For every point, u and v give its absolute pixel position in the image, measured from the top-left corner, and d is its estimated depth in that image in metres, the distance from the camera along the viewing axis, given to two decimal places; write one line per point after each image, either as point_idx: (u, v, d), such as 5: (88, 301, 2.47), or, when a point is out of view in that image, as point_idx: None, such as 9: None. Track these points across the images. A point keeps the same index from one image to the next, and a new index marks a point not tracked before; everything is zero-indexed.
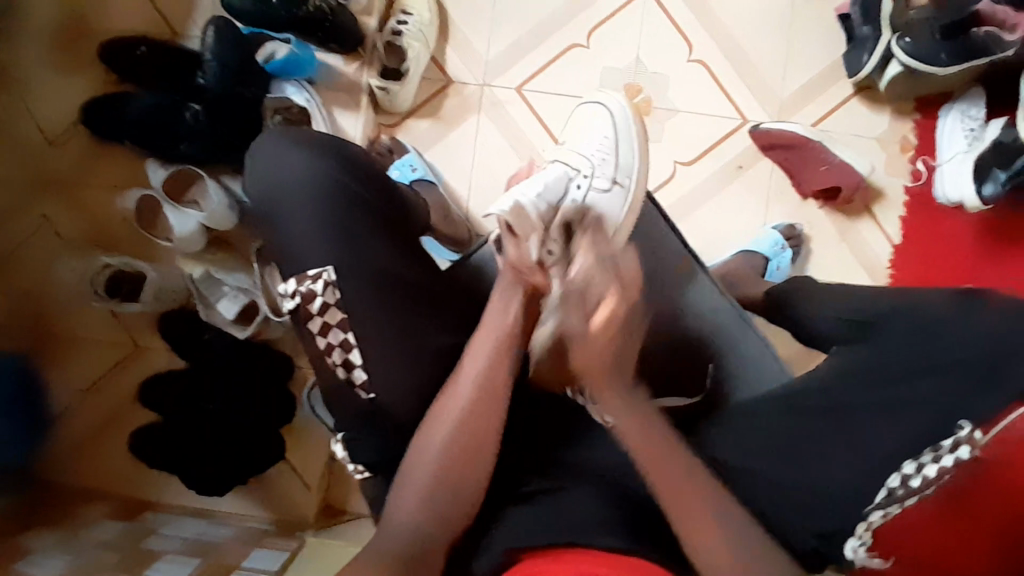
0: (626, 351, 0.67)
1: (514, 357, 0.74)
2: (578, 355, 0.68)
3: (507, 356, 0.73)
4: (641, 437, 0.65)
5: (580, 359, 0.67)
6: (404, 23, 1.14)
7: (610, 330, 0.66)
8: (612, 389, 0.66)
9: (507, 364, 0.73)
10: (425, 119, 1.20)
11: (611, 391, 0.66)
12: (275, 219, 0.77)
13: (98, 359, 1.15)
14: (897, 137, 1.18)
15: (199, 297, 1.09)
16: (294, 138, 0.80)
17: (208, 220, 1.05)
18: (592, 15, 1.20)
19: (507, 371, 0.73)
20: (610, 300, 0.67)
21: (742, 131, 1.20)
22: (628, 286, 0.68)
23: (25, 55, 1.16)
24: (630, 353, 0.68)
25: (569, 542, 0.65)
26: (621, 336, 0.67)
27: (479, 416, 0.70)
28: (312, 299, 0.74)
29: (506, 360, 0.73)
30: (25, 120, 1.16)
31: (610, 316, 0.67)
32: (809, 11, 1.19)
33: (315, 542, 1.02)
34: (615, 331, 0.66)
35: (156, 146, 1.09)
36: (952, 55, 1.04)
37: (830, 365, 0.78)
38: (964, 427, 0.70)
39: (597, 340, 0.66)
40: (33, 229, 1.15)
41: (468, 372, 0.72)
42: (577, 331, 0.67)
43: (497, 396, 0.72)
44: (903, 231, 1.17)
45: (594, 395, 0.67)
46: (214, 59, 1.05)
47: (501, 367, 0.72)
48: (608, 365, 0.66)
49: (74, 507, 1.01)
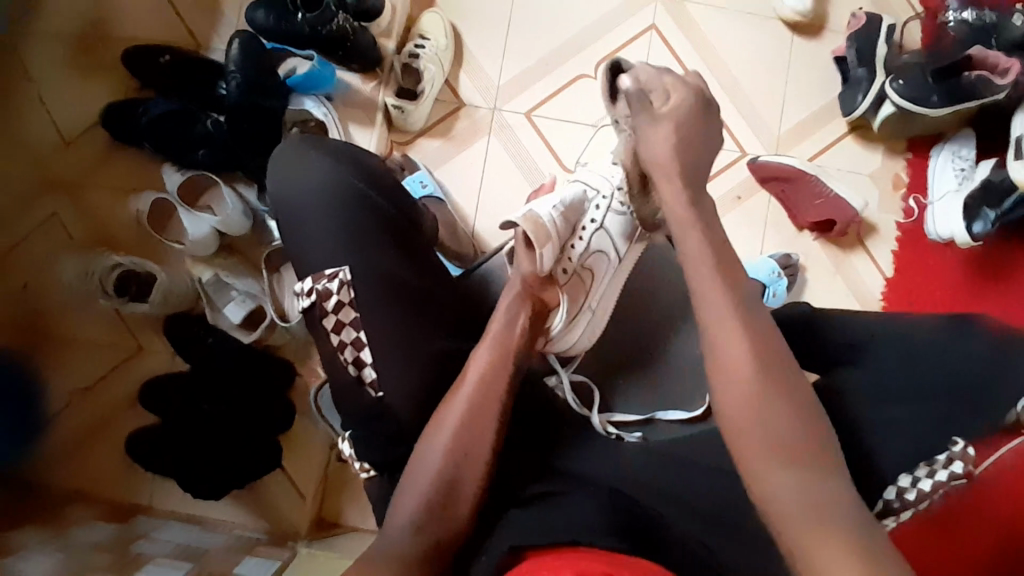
0: (688, 144, 0.77)
1: (513, 363, 0.75)
2: (646, 154, 0.78)
3: (507, 361, 0.75)
4: (706, 245, 0.73)
5: (649, 157, 0.77)
6: (421, 47, 1.19)
7: (677, 113, 0.77)
8: (680, 177, 0.76)
9: (506, 372, 0.74)
10: (436, 137, 1.23)
11: (676, 188, 0.76)
12: (293, 222, 0.80)
13: (98, 360, 1.15)
14: (889, 173, 1.23)
15: (207, 300, 1.11)
16: (314, 149, 0.83)
17: (221, 224, 1.08)
18: (600, 48, 1.25)
19: (507, 377, 0.74)
20: (671, 98, 0.78)
21: (741, 163, 1.24)
22: (686, 84, 0.79)
23: (50, 59, 1.19)
24: (695, 143, 0.77)
25: (571, 540, 0.66)
26: (683, 133, 0.77)
27: (480, 413, 0.72)
28: (328, 297, 0.76)
29: (505, 366, 0.75)
30: (43, 121, 1.18)
31: (674, 111, 0.77)
32: (805, 53, 1.25)
33: (308, 553, 1.01)
34: (678, 122, 0.77)
35: (174, 152, 1.12)
36: (942, 98, 1.10)
37: (823, 388, 0.79)
38: (958, 444, 0.72)
39: (661, 132, 0.77)
40: (43, 227, 1.16)
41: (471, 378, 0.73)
42: (646, 130, 0.77)
43: (495, 402, 0.73)
44: (894, 265, 1.21)
45: (664, 192, 0.77)
46: (237, 72, 1.06)
47: (504, 372, 0.74)
48: (677, 159, 0.76)
49: (65, 505, 1.01)
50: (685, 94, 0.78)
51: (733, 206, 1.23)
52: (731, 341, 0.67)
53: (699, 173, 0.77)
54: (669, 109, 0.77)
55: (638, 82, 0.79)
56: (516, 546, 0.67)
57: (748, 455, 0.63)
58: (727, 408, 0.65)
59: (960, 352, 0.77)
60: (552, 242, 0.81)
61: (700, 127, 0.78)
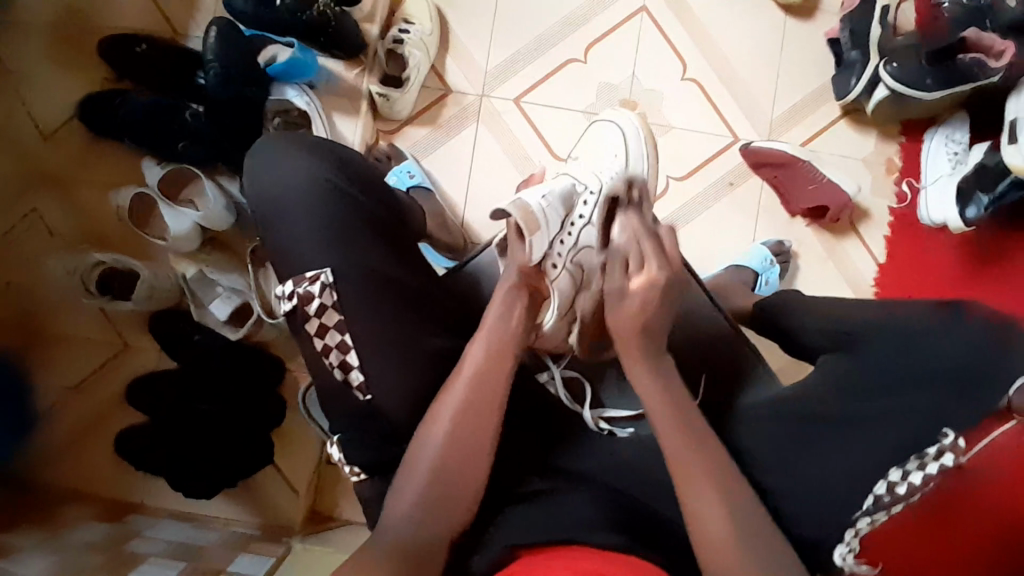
0: (659, 317, 0.71)
1: (512, 358, 0.74)
2: (611, 315, 0.72)
3: (505, 355, 0.73)
4: (669, 426, 0.68)
5: (613, 327, 0.72)
6: (406, 31, 1.16)
7: (655, 284, 0.70)
8: (643, 354, 0.71)
9: (504, 371, 0.73)
10: (423, 125, 1.21)
11: (637, 361, 0.71)
12: (275, 222, 0.78)
13: (85, 357, 1.13)
14: (883, 157, 1.22)
15: (193, 297, 1.09)
16: (297, 146, 0.80)
17: (203, 219, 1.05)
18: (590, 31, 1.22)
19: (504, 377, 0.72)
20: (649, 269, 0.71)
21: (734, 149, 1.22)
22: (668, 257, 0.72)
23: (23, 49, 1.15)
24: (659, 325, 0.71)
25: (568, 539, 0.65)
26: (652, 311, 0.71)
27: (477, 413, 0.70)
28: (309, 301, 0.74)
29: (503, 365, 0.73)
30: (19, 114, 1.15)
31: (650, 286, 0.70)
32: (800, 35, 1.23)
33: (303, 547, 1.00)
34: (649, 307, 0.70)
35: (153, 145, 1.09)
36: (937, 81, 1.08)
37: (821, 372, 0.80)
38: (948, 435, 0.71)
39: (633, 302, 0.70)
40: (23, 224, 1.13)
41: (465, 375, 0.72)
42: (616, 290, 0.72)
43: (493, 402, 0.71)
44: (887, 251, 1.21)
45: (626, 364, 0.72)
46: (215, 60, 1.04)
47: (502, 366, 0.73)
48: (637, 339, 0.71)
49: (57, 506, 1.00)
50: (664, 269, 0.71)
51: (725, 193, 1.22)
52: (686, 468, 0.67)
53: (660, 351, 0.72)
54: (650, 277, 0.70)
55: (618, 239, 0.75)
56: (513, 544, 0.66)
57: (710, 550, 0.64)
58: (696, 512, 0.65)
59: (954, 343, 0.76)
60: (543, 231, 0.78)
61: (671, 305, 0.72)
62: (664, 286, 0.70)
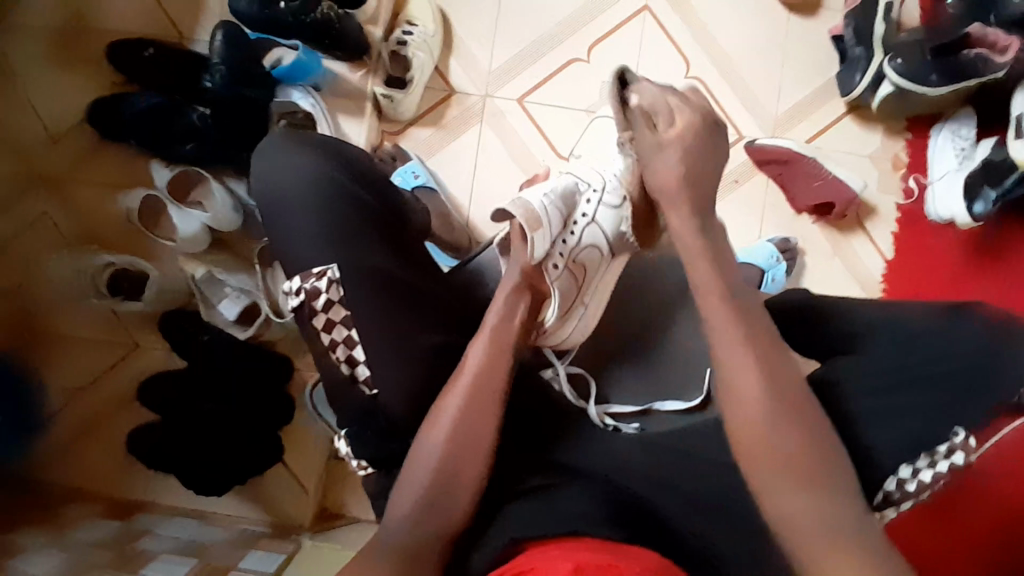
0: (699, 151, 0.76)
1: (510, 357, 0.75)
2: (653, 172, 0.76)
3: (505, 353, 0.74)
4: (710, 279, 0.71)
5: (658, 176, 0.76)
6: (409, 33, 1.17)
7: (689, 131, 0.76)
8: (688, 205, 0.74)
9: (504, 362, 0.74)
10: (428, 126, 1.21)
11: (682, 210, 0.74)
12: (279, 220, 0.79)
13: (95, 359, 1.15)
14: (889, 154, 1.21)
15: (201, 297, 1.11)
16: (299, 144, 0.81)
17: (212, 221, 1.07)
18: (593, 30, 1.22)
19: (504, 370, 0.74)
20: (680, 119, 0.77)
21: (738, 146, 1.22)
22: (693, 105, 0.79)
23: (34, 55, 1.17)
24: (703, 165, 0.76)
25: (569, 531, 0.66)
26: (693, 143, 0.76)
27: (477, 408, 0.71)
28: (317, 295, 0.75)
29: (503, 356, 0.74)
30: (30, 119, 1.17)
31: (684, 129, 0.76)
32: (804, 32, 1.22)
33: (311, 545, 1.01)
34: (688, 137, 0.76)
35: (161, 147, 1.11)
36: (942, 77, 1.07)
37: (826, 369, 0.79)
38: (959, 434, 0.72)
39: (672, 149, 0.76)
40: (33, 226, 1.15)
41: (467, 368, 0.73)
42: (652, 147, 0.77)
43: (494, 395, 0.72)
44: (895, 247, 1.20)
45: (670, 217, 0.75)
46: (221, 64, 1.08)
47: (500, 363, 0.74)
48: (683, 182, 0.75)
49: (68, 505, 1.02)
50: (694, 114, 0.77)
51: (729, 190, 1.21)
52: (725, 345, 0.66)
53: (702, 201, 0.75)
54: (682, 129, 0.76)
55: (641, 102, 0.80)
56: (515, 539, 0.66)
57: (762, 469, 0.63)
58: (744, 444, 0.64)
59: (956, 340, 0.76)
60: (545, 229, 0.81)
61: (710, 149, 0.77)
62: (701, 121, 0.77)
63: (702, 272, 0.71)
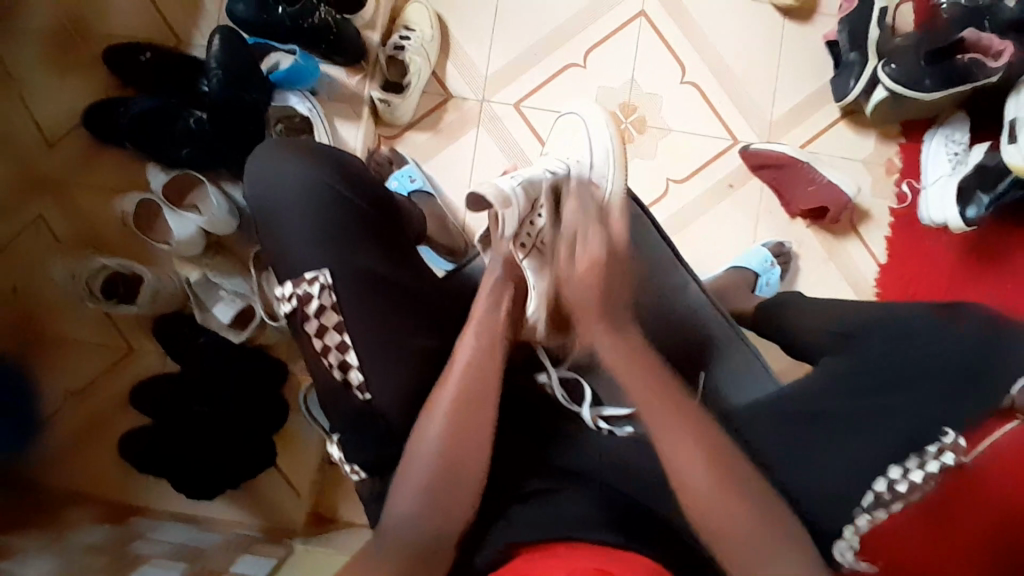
0: (613, 286, 0.71)
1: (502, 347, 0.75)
2: (568, 293, 0.72)
3: (497, 346, 0.74)
4: (643, 387, 0.68)
5: (572, 298, 0.71)
6: (406, 38, 1.18)
7: (603, 260, 0.70)
8: (606, 323, 0.70)
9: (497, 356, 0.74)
10: (424, 131, 1.22)
11: (598, 331, 0.70)
12: (273, 223, 0.79)
13: (91, 362, 1.14)
14: (882, 158, 1.22)
15: (196, 301, 1.10)
16: (292, 147, 0.81)
17: (207, 224, 1.07)
18: (590, 35, 1.23)
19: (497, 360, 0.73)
20: (592, 242, 0.71)
21: (733, 151, 1.23)
22: (610, 232, 0.73)
23: (30, 58, 1.17)
24: (615, 292, 0.71)
25: (563, 535, 0.67)
26: (607, 274, 0.70)
27: (474, 402, 0.71)
28: (308, 301, 0.75)
29: (496, 351, 0.74)
30: (27, 122, 1.17)
31: (594, 258, 0.70)
32: (799, 37, 1.23)
33: (304, 550, 1.01)
34: (598, 270, 0.70)
35: (156, 149, 1.10)
36: (936, 82, 1.08)
37: (822, 370, 0.80)
38: (949, 434, 0.73)
39: (583, 275, 0.70)
40: (28, 230, 1.15)
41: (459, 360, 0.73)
42: (566, 271, 0.72)
43: (489, 389, 0.72)
44: (888, 251, 1.21)
45: (589, 335, 0.71)
46: (218, 68, 1.04)
47: (492, 354, 0.73)
48: (599, 306, 0.70)
49: (62, 508, 1.01)
50: (604, 236, 0.72)
51: (725, 195, 1.22)
52: (669, 427, 0.66)
53: (623, 317, 0.71)
54: (596, 258, 0.71)
55: (565, 217, 0.75)
56: (511, 544, 0.68)
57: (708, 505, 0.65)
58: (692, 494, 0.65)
59: (949, 341, 0.77)
60: (514, 210, 0.74)
61: (624, 272, 0.72)
62: (606, 255, 0.70)
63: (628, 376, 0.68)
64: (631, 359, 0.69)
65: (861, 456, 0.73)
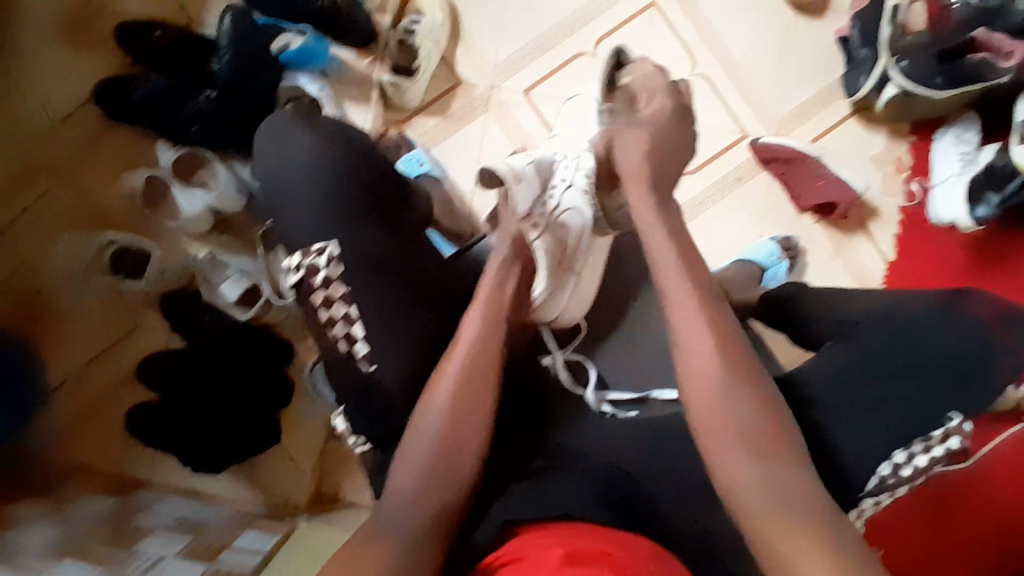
0: (664, 141, 0.81)
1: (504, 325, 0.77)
2: (622, 150, 0.82)
3: (500, 323, 0.76)
4: (677, 262, 0.74)
5: (625, 153, 0.81)
6: (417, 23, 1.19)
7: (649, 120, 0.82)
8: (648, 184, 0.79)
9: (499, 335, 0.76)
10: (433, 116, 1.22)
11: (643, 190, 0.79)
12: (282, 198, 0.79)
13: (97, 336, 1.15)
14: (893, 156, 1.22)
15: (203, 278, 1.12)
16: (303, 123, 0.82)
17: (215, 202, 1.10)
18: (601, 25, 1.23)
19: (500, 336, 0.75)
20: (656, 103, 0.83)
21: (742, 145, 1.23)
22: (674, 92, 0.85)
23: (44, 37, 1.19)
24: (667, 146, 0.81)
25: (562, 514, 0.67)
26: (661, 129, 0.81)
27: (477, 377, 0.72)
28: (315, 272, 0.76)
29: (498, 330, 0.76)
30: (39, 99, 1.18)
31: (657, 110, 0.83)
32: (809, 32, 1.23)
33: (307, 527, 1.02)
34: (657, 122, 0.82)
35: (168, 129, 1.12)
36: (947, 80, 1.10)
37: (822, 358, 0.79)
38: (954, 419, 0.75)
39: (641, 130, 0.81)
40: (33, 207, 1.14)
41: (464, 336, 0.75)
42: (627, 123, 0.83)
43: (490, 364, 0.73)
44: (896, 249, 1.20)
45: (631, 194, 0.80)
46: (229, 47, 1.06)
47: (496, 331, 0.75)
48: (649, 162, 0.80)
49: (66, 480, 1.02)
50: (670, 96, 0.84)
51: (733, 188, 1.22)
52: (688, 320, 0.70)
53: (668, 186, 0.80)
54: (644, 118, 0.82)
55: (629, 78, 0.87)
56: (510, 522, 0.68)
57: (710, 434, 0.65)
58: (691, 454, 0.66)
59: (951, 338, 0.76)
60: (528, 185, 0.88)
61: (677, 132, 0.82)
62: (668, 109, 0.83)
63: (658, 238, 0.75)
64: (666, 224, 0.77)
65: (862, 445, 0.74)
